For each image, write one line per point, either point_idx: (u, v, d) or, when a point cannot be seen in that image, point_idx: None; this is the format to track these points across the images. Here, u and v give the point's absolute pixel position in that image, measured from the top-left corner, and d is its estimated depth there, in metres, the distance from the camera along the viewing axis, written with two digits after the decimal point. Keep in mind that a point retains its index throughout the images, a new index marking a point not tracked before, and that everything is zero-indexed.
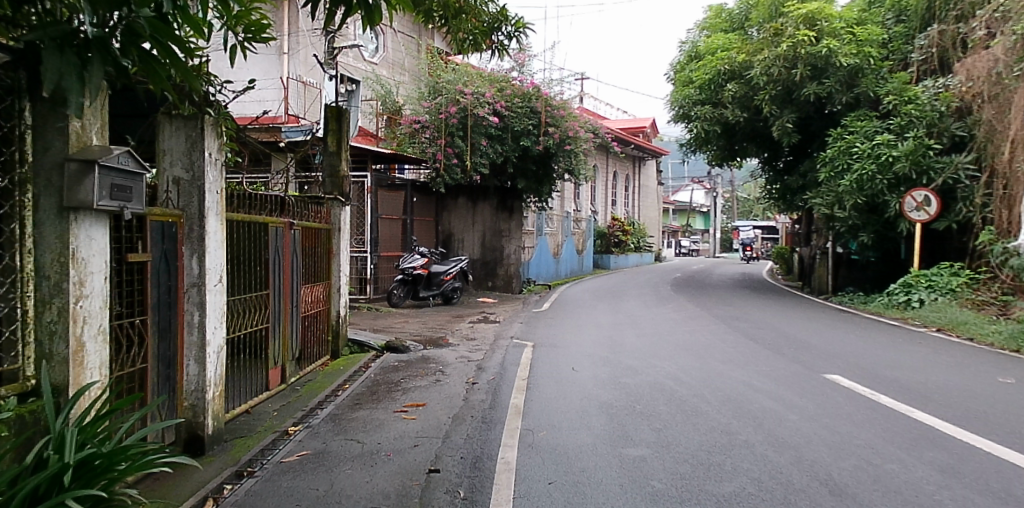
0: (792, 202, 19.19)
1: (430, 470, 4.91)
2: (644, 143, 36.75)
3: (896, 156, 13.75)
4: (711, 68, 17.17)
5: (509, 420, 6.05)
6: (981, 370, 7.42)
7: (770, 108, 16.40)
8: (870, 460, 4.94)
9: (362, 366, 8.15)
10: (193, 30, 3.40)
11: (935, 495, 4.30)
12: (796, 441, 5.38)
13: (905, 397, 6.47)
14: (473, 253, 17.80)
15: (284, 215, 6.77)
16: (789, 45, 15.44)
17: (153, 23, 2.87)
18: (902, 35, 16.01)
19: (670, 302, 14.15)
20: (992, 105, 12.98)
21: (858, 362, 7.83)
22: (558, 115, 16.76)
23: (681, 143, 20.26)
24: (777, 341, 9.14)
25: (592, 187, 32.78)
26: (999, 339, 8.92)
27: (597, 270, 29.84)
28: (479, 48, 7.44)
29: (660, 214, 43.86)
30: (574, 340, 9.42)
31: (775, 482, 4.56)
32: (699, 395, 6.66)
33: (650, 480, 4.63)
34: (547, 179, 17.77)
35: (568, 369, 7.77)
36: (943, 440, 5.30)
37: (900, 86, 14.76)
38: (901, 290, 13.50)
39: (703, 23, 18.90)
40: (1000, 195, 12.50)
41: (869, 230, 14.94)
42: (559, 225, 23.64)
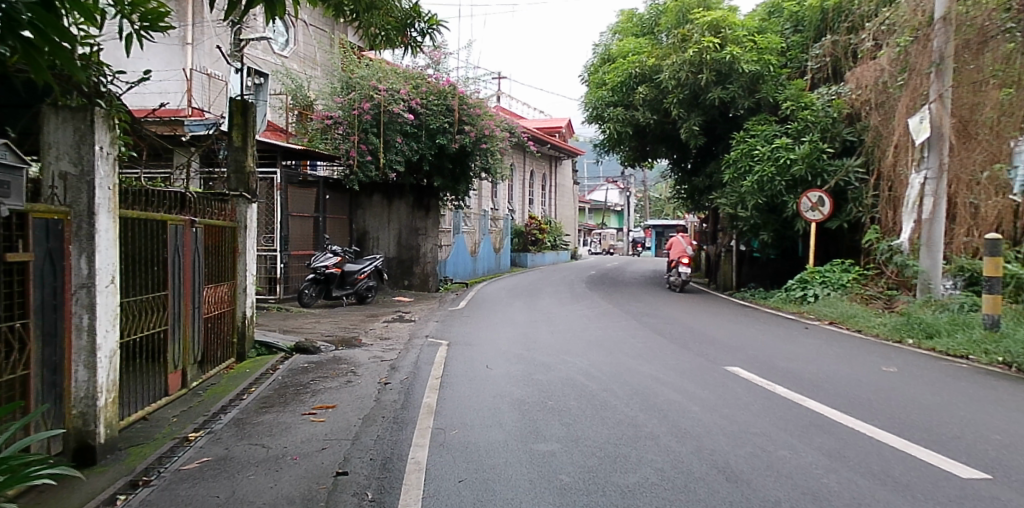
0: (700, 202, 20.15)
1: (338, 473, 4.84)
2: (560, 143, 37.33)
3: (793, 160, 14.52)
4: (623, 71, 17.58)
5: (421, 420, 6.02)
6: (867, 359, 7.93)
7: (678, 112, 16.98)
8: (764, 447, 5.21)
9: (269, 368, 7.94)
10: (86, 16, 3.21)
11: (823, 478, 4.58)
12: (697, 432, 5.60)
13: (798, 386, 6.84)
14: (388, 251, 17.64)
15: (183, 211, 6.48)
16: (696, 51, 16.09)
17: (35, 8, 2.70)
18: (799, 45, 16.86)
19: (584, 299, 14.43)
20: (879, 113, 13.46)
21: (757, 355, 8.21)
22: (474, 114, 16.76)
23: (595, 144, 20.62)
24: (684, 335, 9.48)
25: (509, 187, 33.10)
26: (885, 330, 9.57)
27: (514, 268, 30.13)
28: (393, 44, 7.37)
29: (576, 214, 44.60)
30: (489, 338, 9.46)
31: (676, 472, 4.74)
32: (608, 389, 6.83)
33: (559, 475, 4.72)
34: (463, 179, 17.76)
35: (482, 367, 7.80)
36: (832, 427, 5.63)
37: (797, 93, 15.56)
38: (798, 286, 14.19)
39: (615, 27, 19.35)
40: (886, 197, 13.36)
41: (769, 230, 15.60)
42: (476, 224, 23.70)
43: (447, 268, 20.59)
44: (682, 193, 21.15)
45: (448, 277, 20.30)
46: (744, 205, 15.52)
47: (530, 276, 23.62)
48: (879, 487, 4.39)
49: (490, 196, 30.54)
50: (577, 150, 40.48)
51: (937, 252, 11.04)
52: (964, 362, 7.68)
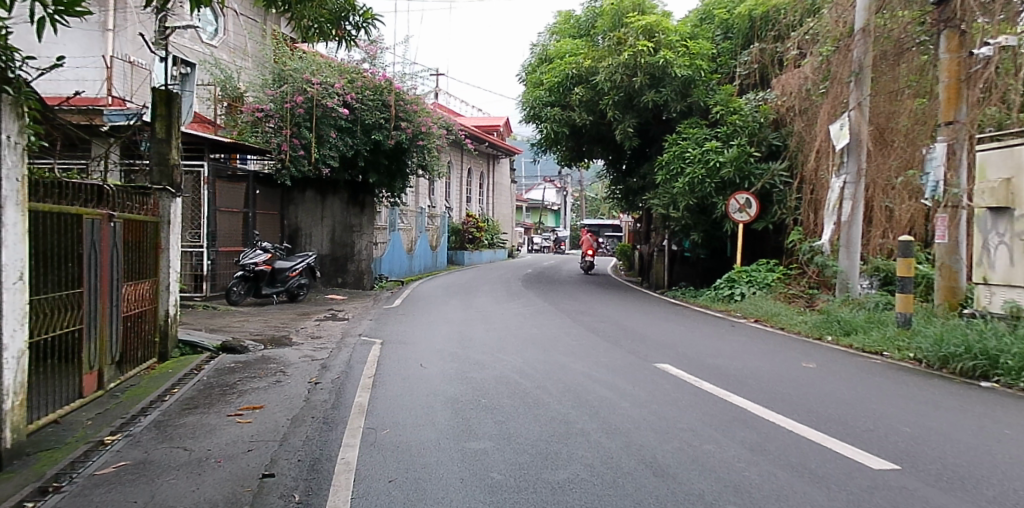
0: (634, 203, 20.64)
1: (264, 475, 4.72)
2: (498, 141, 37.43)
3: (723, 162, 14.93)
4: (561, 72, 17.75)
5: (352, 420, 5.94)
6: (789, 356, 8.26)
7: (613, 113, 17.24)
8: (691, 442, 5.36)
9: (193, 368, 7.68)
10: None
11: (745, 471, 4.74)
12: (627, 427, 5.72)
13: (724, 382, 7.07)
14: (321, 248, 17.28)
15: (101, 205, 6.21)
16: (630, 54, 16.41)
17: None
18: (729, 51, 17.42)
19: (520, 298, 14.51)
20: (802, 118, 13.90)
21: (685, 351, 8.44)
22: (410, 111, 16.62)
23: (532, 143, 20.71)
24: (617, 333, 9.65)
25: (446, 184, 33.07)
26: (806, 327, 9.99)
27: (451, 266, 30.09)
28: (327, 37, 7.23)
29: (513, 212, 44.82)
30: (423, 336, 9.41)
31: (606, 468, 4.82)
32: (541, 387, 6.89)
33: (490, 473, 4.73)
34: (399, 175, 17.68)
35: (416, 365, 7.75)
36: (754, 421, 5.84)
37: (726, 97, 16.13)
38: (726, 285, 14.62)
39: (553, 28, 19.58)
40: (809, 199, 13.88)
41: (699, 230, 16.09)
42: (412, 221, 23.54)
43: (383, 266, 20.36)
44: (617, 193, 21.60)
45: (384, 275, 20.12)
46: (676, 205, 15.88)
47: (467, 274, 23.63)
48: (796, 479, 4.58)
49: (427, 193, 30.42)
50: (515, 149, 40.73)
51: (855, 253, 11.62)
52: (878, 358, 8.09)
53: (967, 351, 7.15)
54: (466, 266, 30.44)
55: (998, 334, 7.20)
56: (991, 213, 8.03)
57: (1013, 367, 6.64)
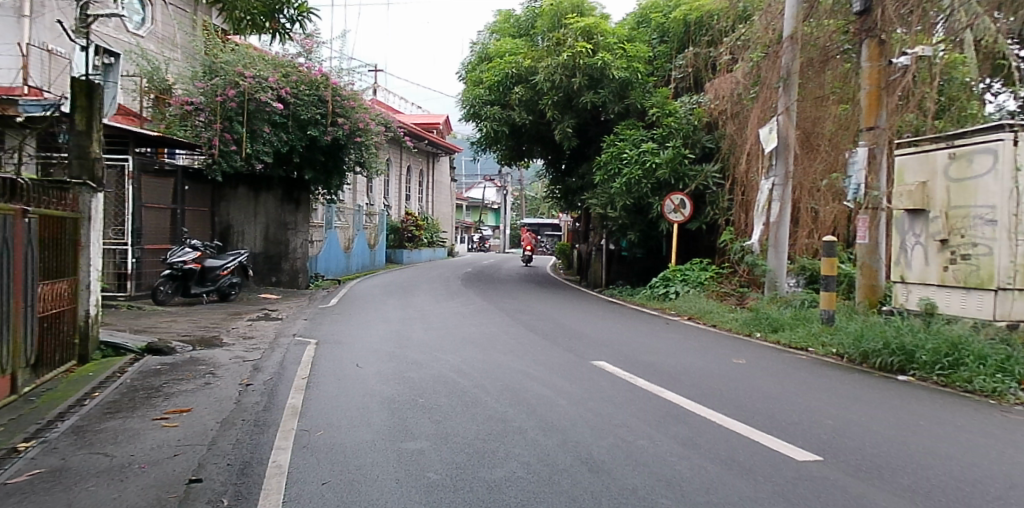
0: (573, 202, 20.94)
1: (191, 480, 4.56)
2: (438, 139, 37.19)
3: (659, 163, 15.26)
4: (500, 71, 17.80)
5: (284, 422, 5.80)
6: (721, 352, 8.51)
7: (553, 113, 17.41)
8: (625, 437, 5.45)
9: (116, 370, 7.36)
10: None
11: (677, 465, 4.85)
12: (563, 425, 5.78)
13: (658, 378, 7.23)
14: (254, 246, 16.82)
15: (15, 200, 5.90)
16: (569, 55, 16.63)
17: None
18: (665, 54, 17.81)
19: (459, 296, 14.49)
20: (734, 122, 14.19)
21: (621, 349, 8.59)
22: (347, 106, 16.40)
23: (471, 142, 20.67)
24: (555, 331, 9.74)
25: (384, 182, 32.79)
26: (737, 324, 10.32)
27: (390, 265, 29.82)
28: (260, 29, 7.05)
29: (453, 211, 44.68)
30: (360, 336, 9.28)
31: (542, 465, 4.85)
32: (479, 386, 6.89)
33: (427, 472, 4.70)
34: (336, 172, 17.46)
35: (352, 365, 7.63)
36: (686, 416, 6.00)
37: (662, 100, 16.47)
38: (661, 283, 14.94)
39: (493, 26, 19.67)
40: (740, 201, 14.21)
41: (635, 229, 16.43)
42: (349, 219, 23.22)
43: (319, 264, 19.95)
44: (556, 192, 21.85)
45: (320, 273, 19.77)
46: (614, 205, 16.15)
47: (406, 272, 23.47)
48: (725, 471, 4.71)
49: (365, 191, 30.12)
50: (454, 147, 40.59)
51: (782, 253, 12.07)
52: (803, 353, 8.43)
53: (885, 346, 7.52)
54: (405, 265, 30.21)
55: (913, 329, 7.59)
56: (908, 214, 8.42)
57: (926, 361, 7.01)
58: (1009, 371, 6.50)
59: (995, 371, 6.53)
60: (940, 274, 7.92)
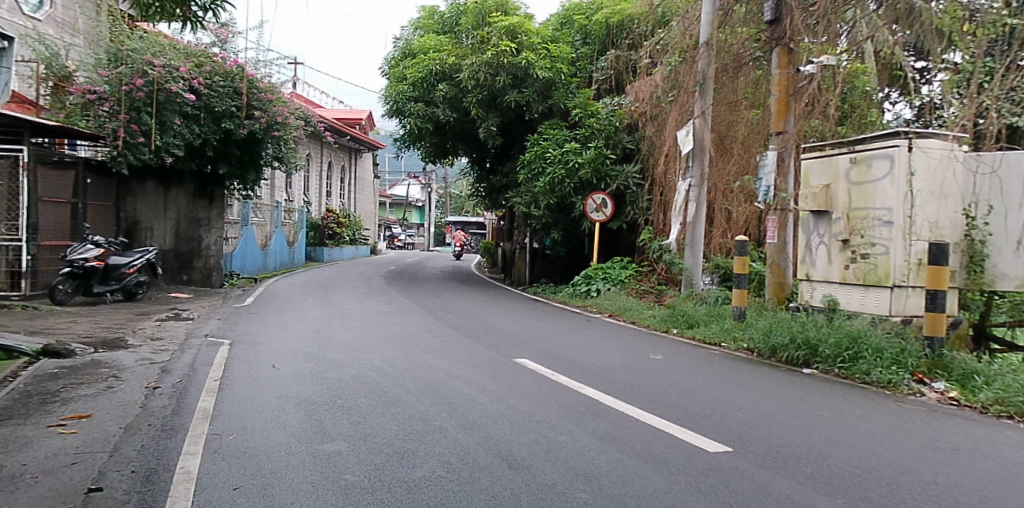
0: (498, 201, 21.05)
1: (90, 489, 4.31)
2: (360, 134, 36.67)
3: (581, 164, 15.51)
4: (423, 67, 17.59)
5: (194, 426, 5.56)
6: (639, 348, 8.74)
7: (477, 111, 17.43)
8: (545, 434, 5.52)
9: (7, 375, 6.88)
10: None
11: (595, 459, 4.95)
12: (484, 422, 5.79)
13: (578, 374, 7.35)
14: (164, 242, 16.16)
15: None
16: (494, 53, 16.73)
17: None
18: (588, 56, 18.06)
19: (381, 294, 14.30)
20: (653, 124, 14.63)
21: (542, 346, 8.69)
22: (264, 99, 16.00)
23: (394, 138, 20.35)
24: (477, 329, 9.76)
25: (304, 178, 32.13)
26: (655, 321, 10.62)
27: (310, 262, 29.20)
28: (170, 16, 6.73)
29: (376, 208, 44.04)
30: (277, 336, 9.03)
31: (462, 463, 4.85)
32: (400, 385, 6.83)
33: (344, 474, 4.62)
34: (252, 166, 16.94)
35: (268, 366, 7.41)
36: (605, 412, 6.12)
37: (584, 101, 16.74)
38: (583, 281, 15.20)
39: (417, 22, 19.59)
40: (658, 201, 14.63)
41: (558, 228, 16.69)
42: (267, 215, 22.62)
43: (234, 261, 19.28)
44: (481, 190, 21.88)
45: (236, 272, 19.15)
46: (537, 204, 16.34)
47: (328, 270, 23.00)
48: (641, 464, 4.84)
49: (283, 187, 29.41)
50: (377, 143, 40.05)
51: (698, 252, 12.46)
52: (716, 348, 8.78)
53: (791, 340, 7.92)
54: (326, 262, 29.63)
55: (817, 324, 7.99)
56: (813, 215, 8.86)
57: (829, 354, 7.42)
58: (903, 364, 6.95)
59: (891, 364, 6.96)
60: (842, 272, 8.36)
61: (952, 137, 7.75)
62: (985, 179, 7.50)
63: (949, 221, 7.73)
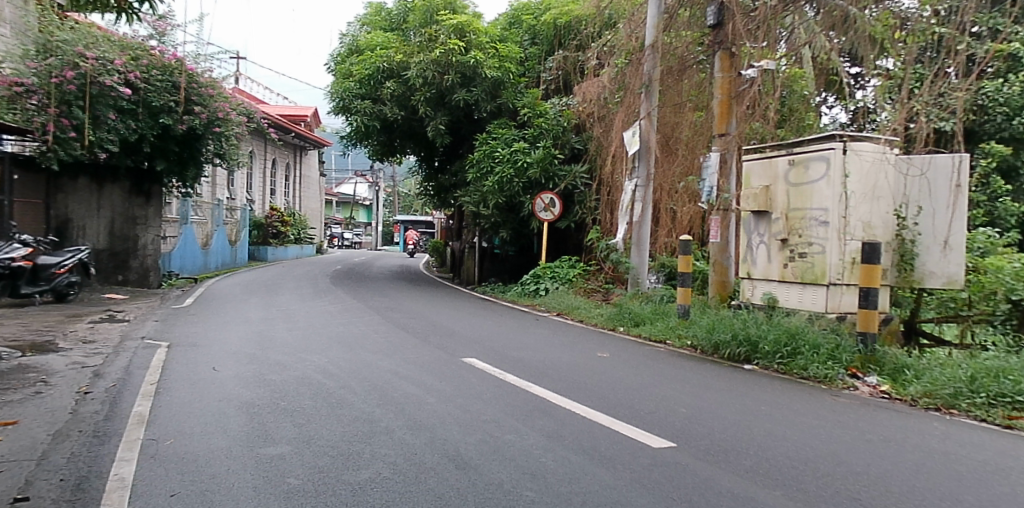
0: (446, 200, 20.94)
1: (15, 499, 4.12)
2: (305, 132, 36.04)
3: (530, 163, 15.56)
4: (371, 64, 17.38)
5: (128, 432, 5.37)
6: (586, 346, 8.83)
7: (425, 109, 17.32)
8: (492, 433, 5.52)
9: None
10: None
11: (541, 457, 4.98)
12: (431, 422, 5.77)
13: (526, 373, 7.38)
14: (97, 242, 15.58)
15: None
16: (442, 52, 16.68)
17: None
18: (536, 56, 18.11)
19: (326, 295, 14.07)
20: (601, 125, 14.77)
21: (491, 345, 8.70)
22: (205, 94, 15.57)
23: (341, 136, 20.02)
24: (425, 328, 9.71)
25: (247, 175, 31.44)
26: (602, 320, 10.76)
27: (253, 261, 28.55)
28: (104, 7, 6.49)
29: (322, 206, 43.30)
30: (218, 337, 8.80)
31: (408, 464, 4.81)
32: (345, 386, 6.74)
33: (287, 478, 4.54)
34: (192, 163, 16.46)
35: (208, 369, 7.21)
36: (552, 410, 6.16)
37: (532, 101, 16.85)
38: (532, 280, 15.29)
39: (363, 19, 19.38)
40: (606, 201, 14.81)
41: (507, 227, 16.73)
42: (207, 214, 22.03)
43: (173, 261, 18.70)
44: (429, 189, 21.76)
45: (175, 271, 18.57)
46: (486, 203, 16.39)
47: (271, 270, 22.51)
48: (587, 461, 4.90)
49: (224, 184, 28.70)
50: (323, 140, 39.36)
51: (644, 251, 12.74)
52: (662, 346, 8.95)
53: (733, 337, 8.12)
54: (270, 262, 29.00)
55: (758, 321, 8.21)
56: (754, 216, 9.08)
57: (769, 350, 7.65)
58: (838, 358, 7.20)
59: (827, 359, 7.20)
60: (781, 271, 8.61)
61: (884, 141, 8.05)
62: (915, 181, 7.88)
63: (881, 221, 8.03)
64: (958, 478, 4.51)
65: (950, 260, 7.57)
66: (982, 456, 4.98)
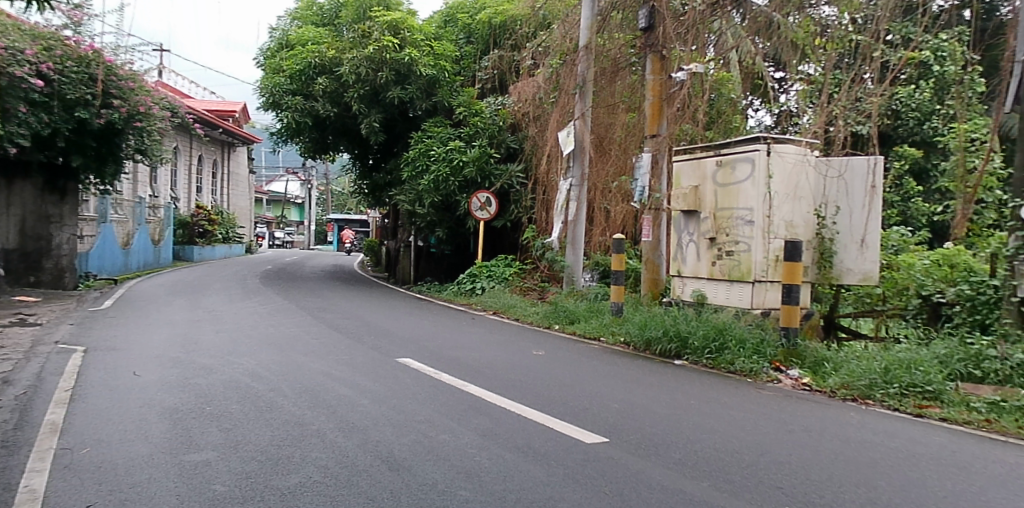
0: (381, 199, 20.65)
1: None
2: (234, 128, 35.08)
3: (465, 162, 15.57)
4: (302, 60, 17.13)
5: (40, 441, 5.10)
6: (522, 345, 8.89)
7: (358, 107, 17.07)
8: (427, 433, 5.49)
9: None
10: None
11: (476, 456, 4.98)
12: (364, 424, 5.69)
13: (461, 372, 7.37)
14: (6, 242, 14.87)
15: None
16: (375, 48, 16.54)
17: None
18: (471, 54, 18.16)
19: (256, 295, 13.70)
20: (536, 125, 14.86)
21: (426, 345, 8.65)
22: (125, 87, 14.90)
23: (271, 132, 19.53)
24: (359, 329, 9.59)
25: (171, 172, 30.34)
26: (538, 318, 10.86)
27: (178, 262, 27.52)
28: None
29: (252, 205, 42.17)
30: (139, 341, 8.45)
31: (340, 467, 4.73)
32: (275, 389, 6.57)
33: (212, 485, 4.39)
34: (111, 159, 15.76)
35: (128, 374, 6.91)
36: (487, 408, 6.18)
37: (468, 100, 16.90)
38: (468, 279, 15.29)
39: (294, 13, 18.98)
40: (541, 200, 14.96)
41: (443, 226, 16.65)
42: (128, 212, 21.13)
43: (90, 261, 17.91)
44: (364, 187, 21.46)
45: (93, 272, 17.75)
46: (421, 202, 16.27)
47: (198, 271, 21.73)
48: (521, 459, 4.93)
49: (147, 181, 27.59)
50: (252, 137, 38.38)
51: (579, 249, 13.16)
52: (596, 343, 9.10)
53: (664, 333, 8.32)
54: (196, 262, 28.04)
55: (688, 318, 8.43)
56: (685, 215, 9.32)
57: (698, 346, 7.87)
58: (762, 353, 7.48)
59: (752, 353, 7.48)
60: (709, 269, 8.86)
61: (805, 143, 8.39)
62: (834, 182, 8.28)
63: (803, 220, 8.35)
64: (873, 465, 4.73)
65: (867, 258, 8.04)
66: (894, 443, 5.26)
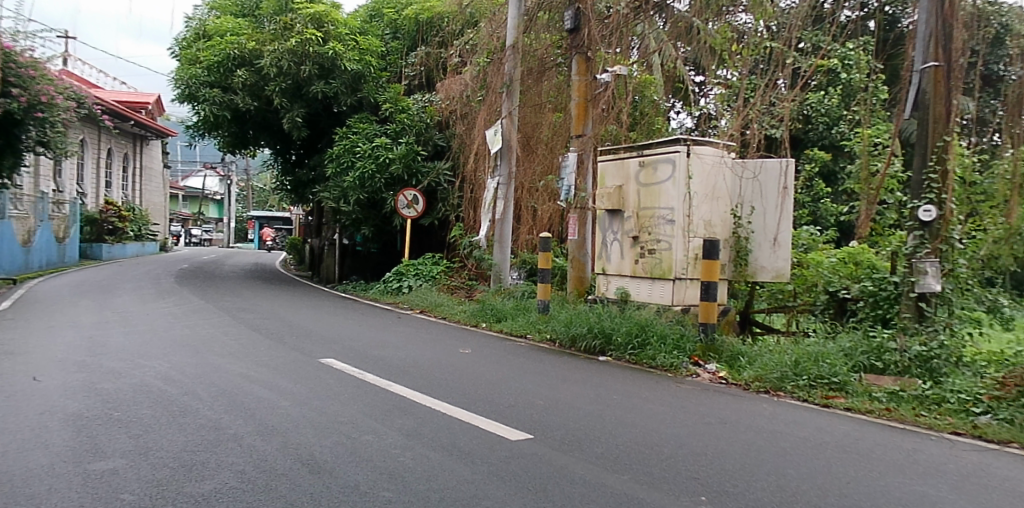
0: (304, 196, 20.04)
1: None
2: (146, 120, 33.52)
3: (391, 159, 15.44)
4: (219, 51, 16.47)
5: None
6: (448, 343, 8.87)
7: (280, 101, 16.65)
8: (349, 434, 5.41)
9: None
10: None
11: (400, 456, 4.94)
12: (284, 427, 5.56)
13: (386, 372, 7.29)
14: None
15: None
16: (298, 41, 16.12)
17: None
18: (398, 50, 17.94)
19: (171, 296, 13.15)
20: (463, 123, 14.86)
21: (350, 344, 8.52)
22: (25, 75, 14.01)
23: (187, 126, 18.80)
24: (280, 329, 9.35)
25: (77, 166, 28.71)
26: (465, 316, 10.86)
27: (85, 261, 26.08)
28: None
29: (166, 201, 40.39)
30: (39, 345, 7.97)
31: (258, 472, 4.61)
32: (189, 393, 6.33)
33: (120, 495, 4.19)
34: (9, 151, 14.83)
35: (27, 380, 6.50)
36: (412, 408, 6.13)
37: (394, 96, 16.69)
38: (395, 277, 15.12)
39: (212, 3, 18.33)
40: (469, 198, 14.95)
41: (369, 224, 16.38)
42: (30, 208, 19.89)
43: None
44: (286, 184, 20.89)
45: None
46: (346, 199, 15.99)
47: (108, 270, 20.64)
48: (445, 458, 4.92)
49: (50, 175, 26.00)
50: (167, 130, 36.77)
51: (506, 248, 13.25)
52: (522, 340, 9.18)
53: (588, 330, 8.48)
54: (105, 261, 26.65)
55: (611, 315, 8.59)
56: (608, 215, 9.47)
57: (621, 342, 8.06)
58: (682, 348, 7.70)
59: (672, 348, 7.69)
60: (632, 267, 9.07)
61: (722, 146, 8.71)
62: (749, 183, 8.61)
63: (719, 220, 8.69)
64: (782, 454, 4.96)
65: (779, 256, 8.34)
66: (803, 433, 5.53)
